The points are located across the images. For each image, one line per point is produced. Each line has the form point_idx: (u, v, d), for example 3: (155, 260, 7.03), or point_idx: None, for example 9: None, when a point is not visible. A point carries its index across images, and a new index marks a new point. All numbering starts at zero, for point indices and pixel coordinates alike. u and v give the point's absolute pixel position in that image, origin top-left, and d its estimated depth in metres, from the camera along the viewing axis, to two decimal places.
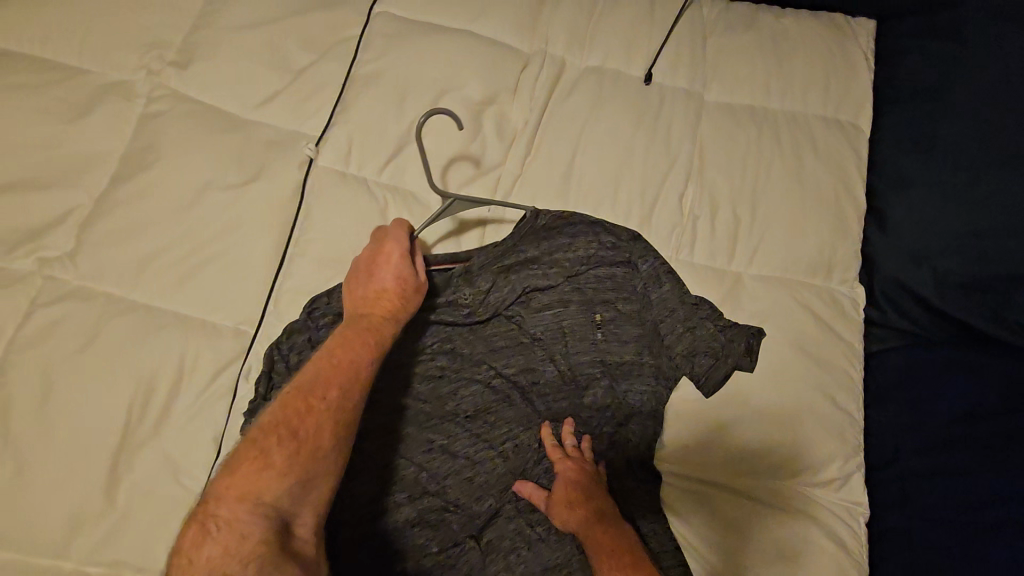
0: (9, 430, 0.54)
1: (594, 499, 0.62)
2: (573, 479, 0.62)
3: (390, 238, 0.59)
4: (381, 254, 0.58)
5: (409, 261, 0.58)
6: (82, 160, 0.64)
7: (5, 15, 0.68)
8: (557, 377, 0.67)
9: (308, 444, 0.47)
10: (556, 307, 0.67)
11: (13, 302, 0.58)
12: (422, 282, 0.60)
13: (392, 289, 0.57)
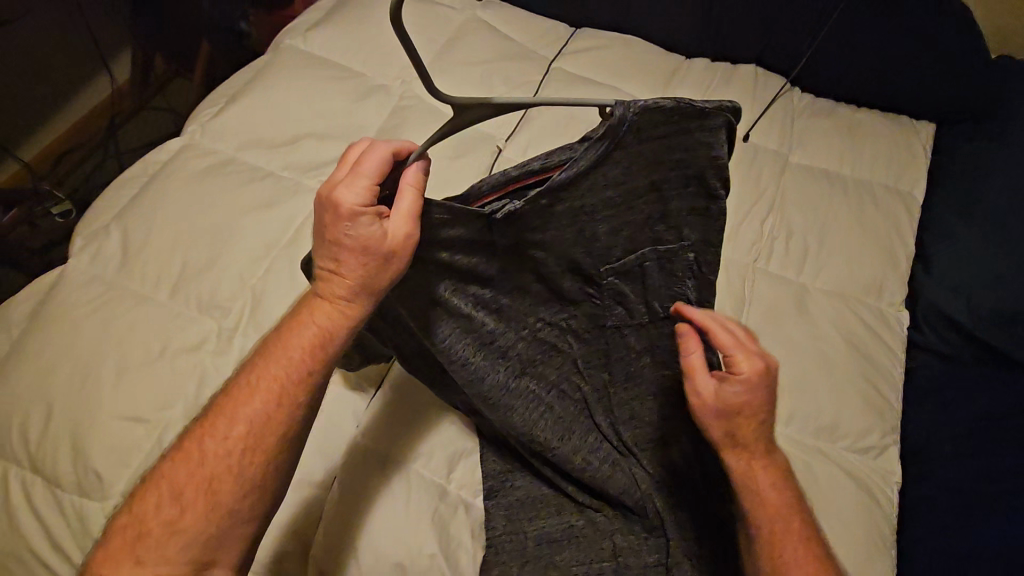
0: (293, 276, 0.81)
1: (761, 404, 0.63)
2: (751, 381, 0.62)
3: (330, 216, 0.54)
4: (329, 229, 0.55)
5: (355, 239, 0.54)
6: (355, 126, 0.96)
7: (323, 36, 1.04)
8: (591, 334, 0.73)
9: (197, 499, 0.56)
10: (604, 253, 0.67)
11: (306, 202, 0.87)
12: (382, 249, 0.54)
13: (351, 267, 0.55)
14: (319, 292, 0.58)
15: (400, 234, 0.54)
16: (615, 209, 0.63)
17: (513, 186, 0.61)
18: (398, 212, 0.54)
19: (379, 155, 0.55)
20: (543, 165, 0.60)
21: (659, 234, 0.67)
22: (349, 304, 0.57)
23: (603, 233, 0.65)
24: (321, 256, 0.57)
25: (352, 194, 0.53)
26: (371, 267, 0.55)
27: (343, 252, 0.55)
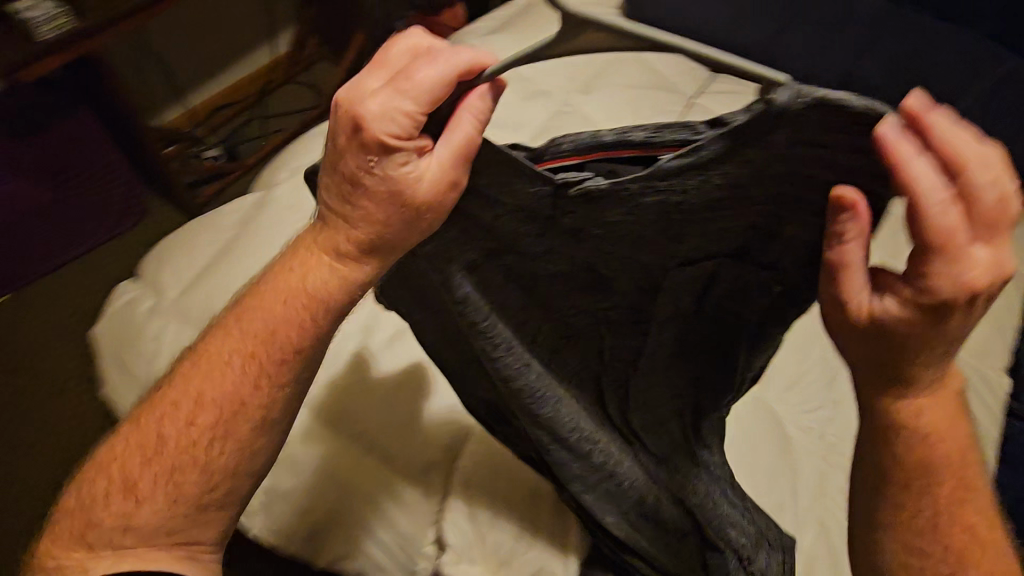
0: None
1: (931, 344, 0.41)
2: (933, 291, 0.38)
3: (341, 138, 0.41)
4: (338, 159, 0.42)
5: (368, 173, 0.41)
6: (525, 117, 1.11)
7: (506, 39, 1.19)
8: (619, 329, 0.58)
9: (156, 476, 0.53)
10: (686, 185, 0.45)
11: None
12: (402, 193, 0.42)
13: (365, 219, 0.44)
14: (329, 232, 0.48)
15: (430, 186, 0.42)
16: (716, 232, 0.48)
17: (593, 156, 0.49)
18: (437, 152, 0.41)
19: (425, 69, 0.39)
20: (648, 138, 0.47)
21: (749, 253, 0.49)
22: (363, 257, 0.47)
23: (688, 240, 0.49)
24: (331, 193, 0.45)
25: (382, 125, 0.39)
26: (394, 224, 0.44)
27: (356, 199, 0.43)
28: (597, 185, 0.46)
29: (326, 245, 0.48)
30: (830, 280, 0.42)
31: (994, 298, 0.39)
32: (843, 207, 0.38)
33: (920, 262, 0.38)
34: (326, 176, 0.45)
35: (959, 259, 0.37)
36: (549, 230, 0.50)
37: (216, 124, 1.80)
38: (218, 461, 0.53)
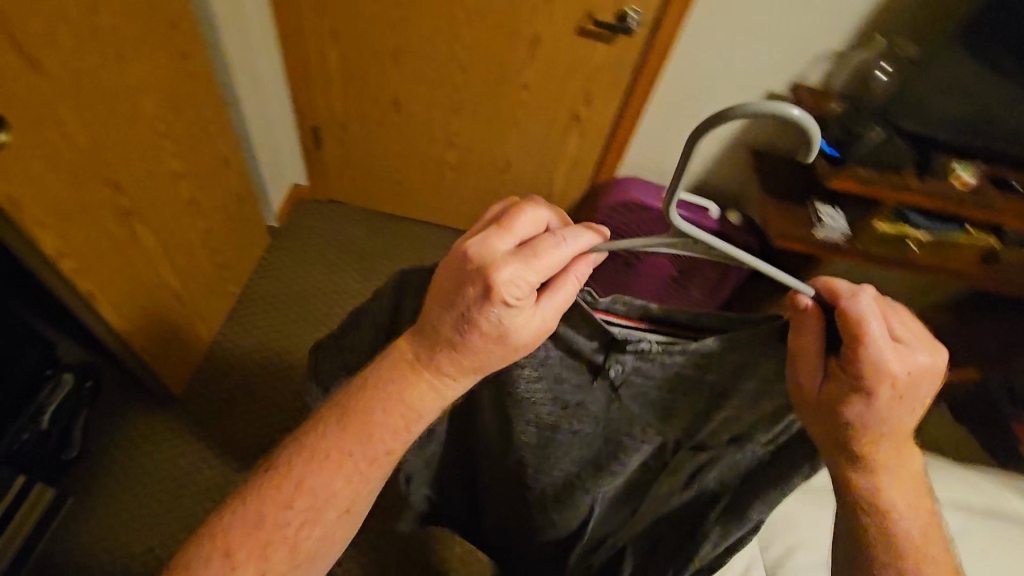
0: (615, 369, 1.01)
1: (870, 417, 0.51)
2: (853, 363, 0.50)
3: (474, 300, 0.57)
4: (464, 311, 0.58)
5: (491, 325, 0.58)
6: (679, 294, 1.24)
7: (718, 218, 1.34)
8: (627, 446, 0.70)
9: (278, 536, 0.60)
10: (667, 379, 0.61)
11: None
12: (517, 340, 0.59)
13: (475, 351, 0.61)
14: (434, 339, 0.61)
15: (534, 332, 0.60)
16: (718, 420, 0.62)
17: (642, 320, 0.61)
18: (549, 301, 0.59)
19: (547, 251, 0.58)
20: (688, 319, 0.60)
21: (753, 435, 0.60)
22: (470, 365, 0.62)
23: (713, 419, 0.62)
24: (444, 312, 0.59)
25: (511, 284, 0.56)
26: (509, 348, 0.60)
27: (480, 330, 0.58)
28: (644, 348, 0.59)
29: (433, 349, 0.62)
30: (792, 364, 0.53)
31: (927, 380, 0.52)
32: (802, 309, 0.51)
33: (850, 354, 0.50)
34: (443, 306, 0.59)
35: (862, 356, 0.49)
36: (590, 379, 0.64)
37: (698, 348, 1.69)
38: (328, 522, 0.63)
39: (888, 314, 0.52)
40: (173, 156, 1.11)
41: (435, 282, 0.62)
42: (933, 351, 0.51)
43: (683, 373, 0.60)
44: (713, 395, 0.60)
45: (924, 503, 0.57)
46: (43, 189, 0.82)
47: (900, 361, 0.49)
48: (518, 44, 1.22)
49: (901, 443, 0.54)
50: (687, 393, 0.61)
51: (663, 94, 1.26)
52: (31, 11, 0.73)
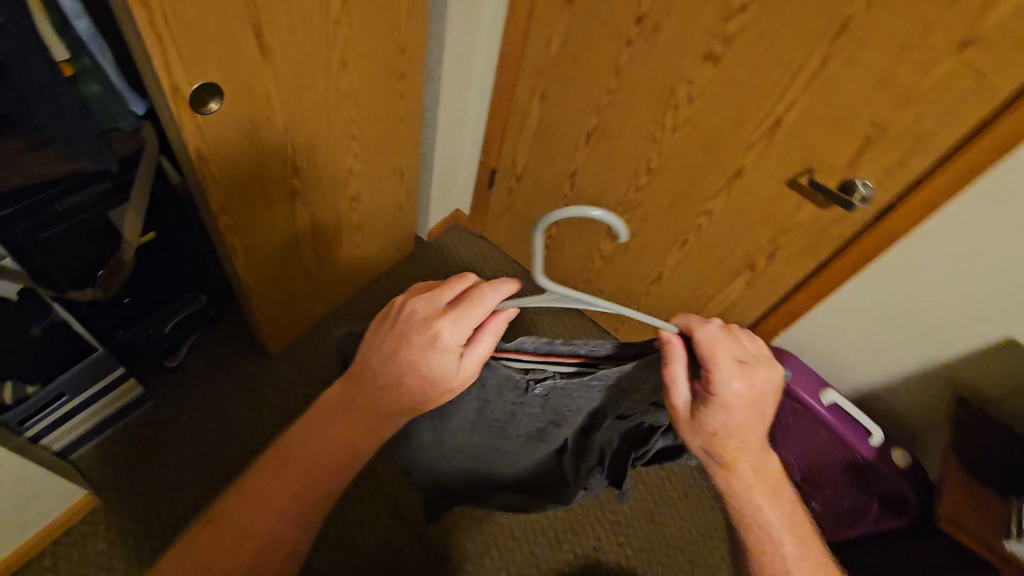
0: None
1: (727, 422, 0.70)
2: (713, 385, 0.67)
3: (415, 350, 0.67)
4: (407, 358, 0.67)
5: (431, 372, 0.67)
6: None
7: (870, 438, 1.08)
8: (564, 429, 0.87)
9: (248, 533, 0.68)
10: (590, 392, 0.76)
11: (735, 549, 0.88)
12: (457, 383, 0.69)
13: (419, 391, 0.69)
14: (365, 390, 0.71)
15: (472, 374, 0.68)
16: (636, 402, 0.78)
17: (549, 357, 0.70)
18: (480, 346, 0.67)
19: (471, 310, 0.66)
20: (585, 349, 0.70)
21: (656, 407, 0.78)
22: (408, 404, 0.70)
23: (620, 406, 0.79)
24: (387, 363, 0.69)
25: (450, 335, 0.65)
26: (448, 387, 0.69)
27: (420, 373, 0.67)
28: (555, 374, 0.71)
29: (379, 390, 0.70)
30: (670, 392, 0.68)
31: (759, 389, 0.69)
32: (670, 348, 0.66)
33: (709, 377, 0.66)
34: (386, 358, 0.69)
35: (717, 378, 0.66)
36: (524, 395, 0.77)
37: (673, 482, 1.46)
38: (286, 527, 0.70)
39: (729, 342, 0.68)
40: (355, 157, 1.18)
41: (375, 339, 0.71)
42: (762, 360, 0.70)
43: (598, 385, 0.74)
44: (617, 392, 0.76)
45: (778, 479, 0.77)
46: (228, 155, 0.91)
47: (738, 375, 0.67)
48: (718, 172, 1.11)
49: (749, 441, 0.73)
50: (605, 396, 0.77)
51: (883, 279, 1.02)
52: (284, 9, 0.81)
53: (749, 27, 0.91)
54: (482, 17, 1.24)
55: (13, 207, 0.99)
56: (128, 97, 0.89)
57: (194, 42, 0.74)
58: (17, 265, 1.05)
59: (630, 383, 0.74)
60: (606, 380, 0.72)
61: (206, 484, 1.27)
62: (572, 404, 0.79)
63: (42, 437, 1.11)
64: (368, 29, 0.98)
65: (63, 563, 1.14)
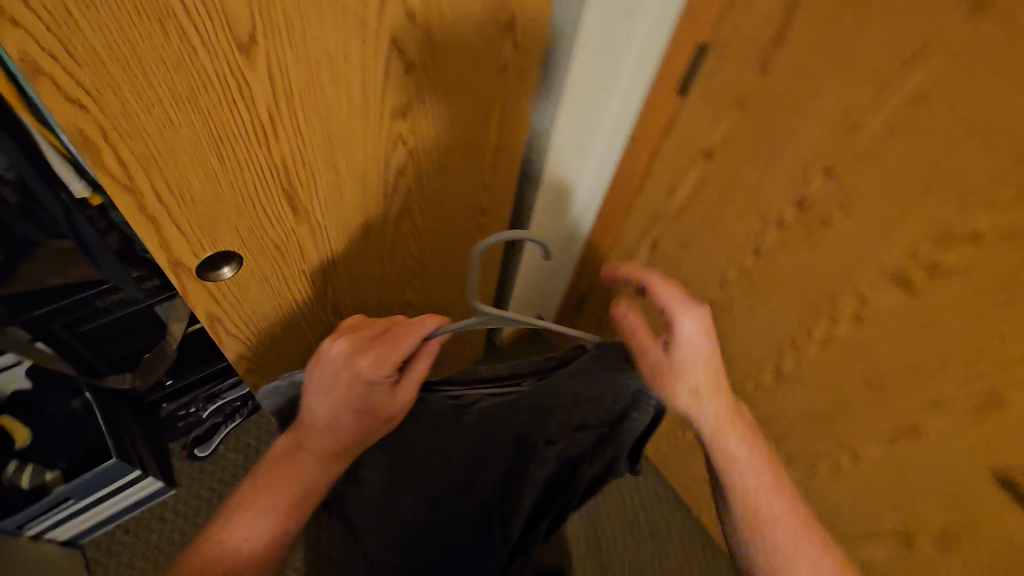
0: None
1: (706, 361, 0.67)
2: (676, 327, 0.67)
3: (343, 388, 0.60)
4: (339, 399, 0.61)
5: (360, 404, 0.62)
6: None
7: None
8: (493, 472, 0.77)
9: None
10: (523, 413, 0.70)
11: None
12: (394, 409, 0.64)
13: (351, 428, 0.62)
14: (310, 438, 0.62)
15: (405, 398, 0.64)
16: (561, 428, 0.69)
17: (476, 384, 0.69)
18: (414, 371, 0.63)
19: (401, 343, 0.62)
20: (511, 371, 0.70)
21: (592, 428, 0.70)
22: (346, 441, 0.63)
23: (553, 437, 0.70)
24: (321, 403, 0.61)
25: (381, 366, 0.60)
26: (389, 418, 0.64)
27: (356, 410, 0.61)
28: (500, 394, 0.68)
29: (312, 430, 0.62)
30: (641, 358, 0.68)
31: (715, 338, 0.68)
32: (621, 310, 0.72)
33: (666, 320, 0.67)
34: (320, 399, 0.61)
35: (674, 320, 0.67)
36: (455, 428, 0.72)
37: (664, 508, 1.44)
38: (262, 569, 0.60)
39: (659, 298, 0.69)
40: (416, 290, 1.01)
41: (303, 381, 0.62)
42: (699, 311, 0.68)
43: (531, 406, 0.69)
44: (541, 417, 0.69)
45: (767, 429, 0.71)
46: (246, 313, 0.75)
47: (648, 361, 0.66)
48: (882, 420, 0.79)
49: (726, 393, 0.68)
50: (537, 421, 0.70)
51: None
52: (326, 171, 0.64)
53: (979, 267, 0.60)
54: (589, 157, 0.96)
55: (51, 306, 0.93)
56: None
57: (200, 218, 0.59)
58: (52, 353, 0.98)
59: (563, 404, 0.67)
60: (540, 400, 0.68)
61: None
62: (497, 431, 0.72)
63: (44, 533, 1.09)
64: (442, 172, 0.79)
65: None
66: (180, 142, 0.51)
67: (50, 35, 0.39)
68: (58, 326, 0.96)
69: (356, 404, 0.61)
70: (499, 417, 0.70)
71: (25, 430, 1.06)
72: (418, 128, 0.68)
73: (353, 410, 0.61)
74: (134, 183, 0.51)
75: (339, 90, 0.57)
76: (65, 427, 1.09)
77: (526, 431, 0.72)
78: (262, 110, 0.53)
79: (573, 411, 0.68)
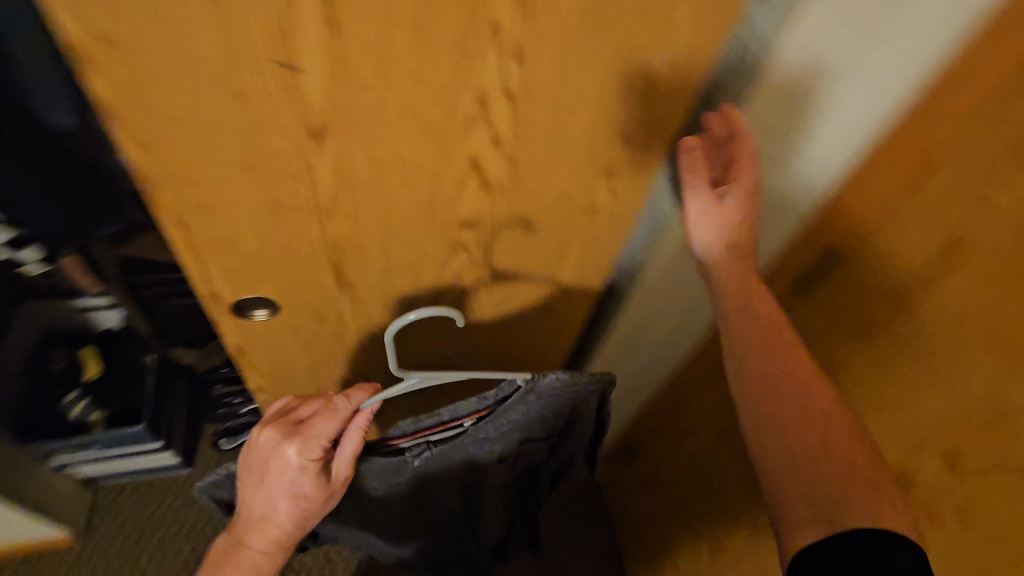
0: None
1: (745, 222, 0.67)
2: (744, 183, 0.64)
3: (276, 474, 0.71)
4: (273, 485, 0.72)
5: (294, 487, 0.73)
6: None
7: None
8: (457, 487, 0.90)
9: None
10: (474, 445, 0.80)
11: None
12: (335, 479, 0.75)
13: (292, 507, 0.74)
14: (249, 529, 0.74)
15: (341, 471, 0.75)
16: (505, 445, 0.83)
17: (416, 433, 0.76)
18: (343, 450, 0.74)
19: (320, 427, 0.71)
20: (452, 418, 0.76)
21: (539, 431, 0.84)
22: (292, 522, 0.76)
23: (502, 447, 0.83)
24: (255, 497, 0.73)
25: (307, 453, 0.71)
26: (328, 491, 0.76)
27: (292, 496, 0.73)
28: (451, 438, 0.77)
29: (257, 521, 0.74)
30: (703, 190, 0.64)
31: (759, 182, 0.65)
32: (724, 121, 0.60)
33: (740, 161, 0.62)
34: (257, 490, 0.73)
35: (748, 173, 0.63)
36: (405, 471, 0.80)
37: None
38: None
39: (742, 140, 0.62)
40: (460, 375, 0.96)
41: (242, 475, 0.74)
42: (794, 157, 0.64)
43: (483, 438, 0.79)
44: (491, 443, 0.81)
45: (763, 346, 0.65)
46: (271, 356, 0.76)
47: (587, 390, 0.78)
48: None
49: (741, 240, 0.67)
50: (491, 445, 0.81)
51: None
52: (380, 254, 0.63)
53: None
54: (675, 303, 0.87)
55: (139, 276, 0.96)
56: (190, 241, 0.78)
57: (241, 267, 0.60)
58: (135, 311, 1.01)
59: (509, 429, 0.79)
60: (488, 434, 0.78)
61: None
62: (453, 462, 0.82)
63: (68, 467, 1.17)
64: (502, 284, 0.77)
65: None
66: (240, 202, 0.52)
67: (125, 97, 0.41)
68: (150, 293, 0.99)
69: (292, 489, 0.73)
70: (452, 454, 0.80)
71: (96, 366, 1.16)
72: (485, 242, 0.67)
73: (289, 494, 0.73)
74: (191, 226, 0.53)
75: (409, 194, 0.56)
76: (129, 377, 1.19)
77: (478, 456, 0.83)
78: (319, 191, 0.53)
79: (517, 431, 0.81)
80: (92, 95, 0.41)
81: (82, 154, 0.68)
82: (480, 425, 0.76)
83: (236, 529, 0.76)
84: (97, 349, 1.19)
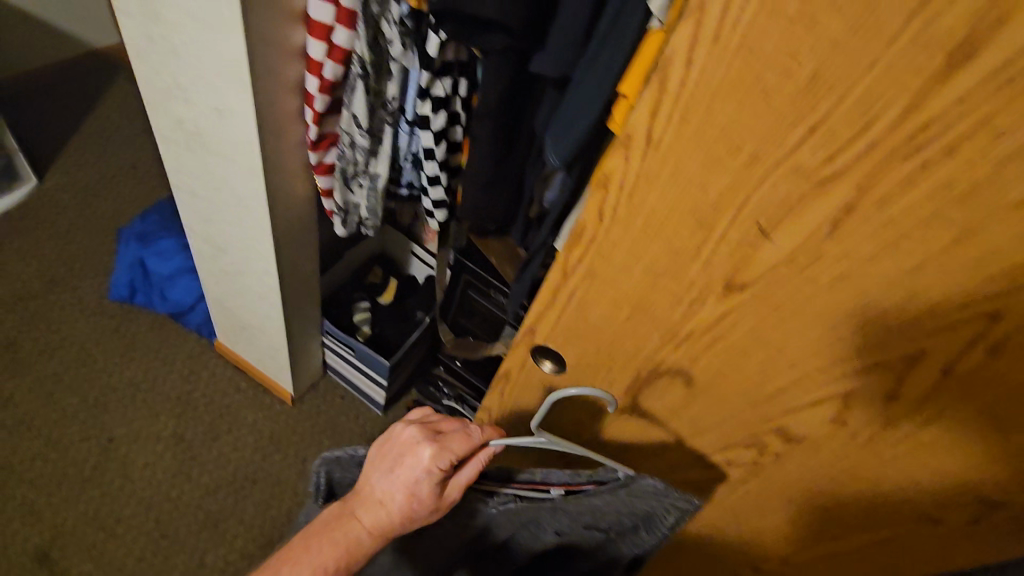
0: None
1: None
2: None
3: (405, 466, 0.74)
4: (397, 474, 0.74)
5: (414, 487, 0.73)
6: None
7: None
8: (502, 548, 0.85)
9: None
10: (549, 514, 0.75)
11: None
12: (445, 499, 0.74)
13: (405, 505, 0.74)
14: (357, 503, 0.76)
15: (454, 494, 0.74)
16: (572, 525, 0.77)
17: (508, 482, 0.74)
18: (463, 473, 0.74)
19: (456, 443, 0.76)
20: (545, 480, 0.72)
21: (608, 532, 0.78)
22: (398, 520, 0.75)
23: (568, 526, 0.78)
24: (380, 478, 0.76)
25: (439, 461, 0.73)
26: (437, 507, 0.75)
27: (410, 492, 0.73)
28: (537, 503, 0.73)
29: (369, 502, 0.75)
30: None
31: None
32: None
33: None
34: (384, 473, 0.76)
35: None
36: (475, 507, 0.77)
37: None
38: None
39: None
40: None
41: (375, 457, 0.78)
42: None
43: (561, 510, 0.74)
44: (563, 518, 0.77)
45: None
46: (517, 394, 0.81)
47: (675, 519, 0.71)
48: None
49: None
50: (561, 519, 0.76)
51: None
52: (683, 394, 0.62)
53: None
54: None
55: (474, 266, 1.13)
56: (526, 273, 0.90)
57: (573, 326, 0.65)
58: (445, 282, 1.20)
59: (585, 510, 0.73)
60: (567, 508, 0.73)
61: (293, 500, 1.40)
62: (518, 522, 0.78)
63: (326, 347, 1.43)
64: (751, 493, 0.69)
65: (254, 410, 1.50)
66: (621, 290, 0.57)
67: (627, 182, 0.48)
68: (463, 279, 1.17)
69: (412, 487, 0.73)
70: (527, 515, 0.76)
71: (391, 294, 1.42)
72: (783, 456, 0.61)
73: (406, 492, 0.74)
74: (572, 277, 0.60)
75: (760, 376, 0.54)
76: (402, 321, 1.39)
77: (542, 524, 0.78)
78: (688, 321, 0.55)
79: (591, 518, 0.75)
80: (607, 168, 0.49)
81: (523, 187, 0.84)
82: (568, 498, 0.72)
83: (348, 501, 0.77)
84: (398, 284, 1.44)
